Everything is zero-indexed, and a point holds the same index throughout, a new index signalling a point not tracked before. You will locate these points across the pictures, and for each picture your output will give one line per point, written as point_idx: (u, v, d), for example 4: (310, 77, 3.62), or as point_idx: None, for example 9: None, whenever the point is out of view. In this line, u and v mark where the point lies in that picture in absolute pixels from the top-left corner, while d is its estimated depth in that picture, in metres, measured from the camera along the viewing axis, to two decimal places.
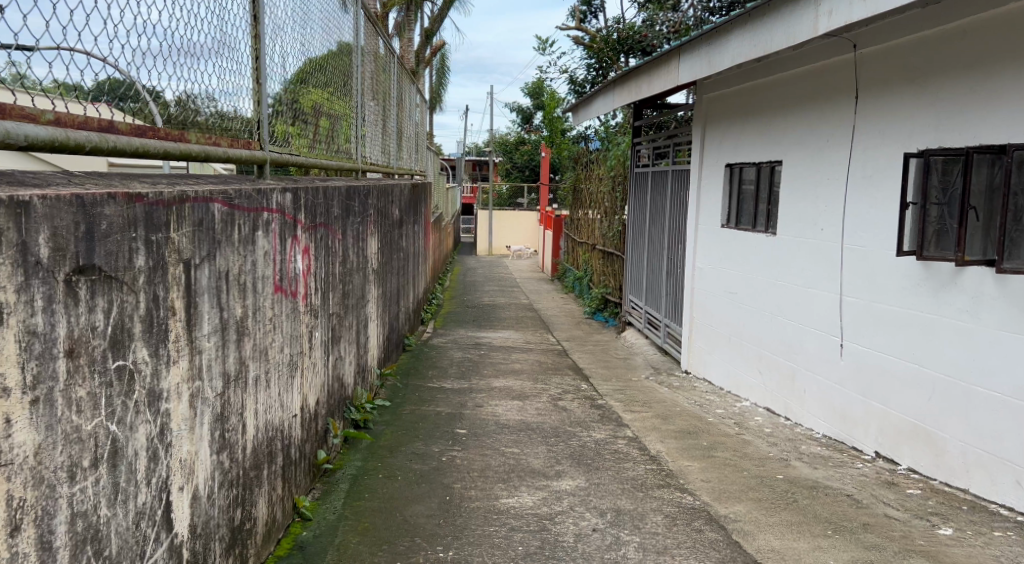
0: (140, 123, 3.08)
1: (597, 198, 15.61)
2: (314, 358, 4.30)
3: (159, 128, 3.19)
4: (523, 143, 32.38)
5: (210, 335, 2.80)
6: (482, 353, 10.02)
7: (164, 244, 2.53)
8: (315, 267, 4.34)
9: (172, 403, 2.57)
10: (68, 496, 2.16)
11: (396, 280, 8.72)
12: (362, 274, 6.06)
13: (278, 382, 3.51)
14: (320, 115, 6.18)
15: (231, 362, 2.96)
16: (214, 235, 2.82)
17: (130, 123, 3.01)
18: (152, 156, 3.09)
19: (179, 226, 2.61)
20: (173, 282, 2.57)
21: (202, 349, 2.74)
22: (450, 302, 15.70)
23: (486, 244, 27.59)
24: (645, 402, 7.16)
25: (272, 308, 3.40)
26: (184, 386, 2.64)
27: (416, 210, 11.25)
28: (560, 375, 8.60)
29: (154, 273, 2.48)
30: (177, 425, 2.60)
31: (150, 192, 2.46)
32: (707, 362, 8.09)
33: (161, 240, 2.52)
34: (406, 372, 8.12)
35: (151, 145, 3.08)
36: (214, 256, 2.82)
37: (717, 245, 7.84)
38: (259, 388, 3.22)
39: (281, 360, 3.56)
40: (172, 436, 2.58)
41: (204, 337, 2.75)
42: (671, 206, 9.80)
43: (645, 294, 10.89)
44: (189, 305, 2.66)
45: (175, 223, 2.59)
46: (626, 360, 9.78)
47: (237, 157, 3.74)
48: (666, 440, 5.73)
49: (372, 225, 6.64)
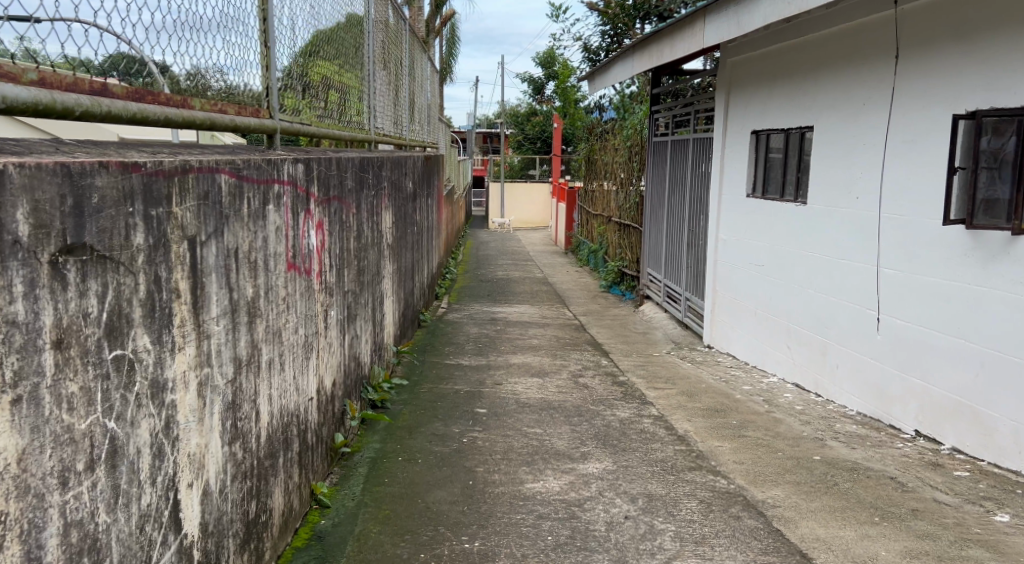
0: (138, 87, 2.85)
1: (612, 169, 15.36)
2: (330, 338, 4.11)
3: (159, 93, 2.97)
4: (535, 115, 32.05)
5: (219, 317, 2.61)
6: (498, 328, 9.83)
7: (165, 219, 2.33)
8: (329, 243, 4.13)
9: (179, 393, 2.39)
10: (60, 504, 1.97)
11: (410, 254, 8.52)
12: (377, 250, 5.86)
13: (293, 365, 3.32)
14: (330, 84, 5.95)
15: (243, 346, 2.78)
16: (222, 211, 2.61)
17: (126, 87, 2.79)
18: (151, 124, 2.88)
19: (182, 200, 2.41)
20: (177, 261, 2.37)
21: (210, 334, 2.54)
22: (463, 277, 15.50)
23: (498, 217, 27.33)
24: (668, 379, 6.96)
25: (286, 288, 3.20)
26: (191, 373, 2.46)
27: (429, 182, 11.01)
28: (579, 351, 8.40)
29: (154, 252, 2.28)
30: (183, 417, 2.41)
31: (148, 161, 2.25)
32: (731, 337, 7.87)
33: (163, 215, 2.32)
34: (423, 349, 7.94)
35: (149, 111, 2.85)
36: (223, 231, 2.62)
37: (743, 215, 7.60)
38: (273, 372, 3.04)
39: (296, 341, 3.36)
40: (178, 430, 2.40)
41: (212, 320, 2.56)
42: (691, 176, 9.55)
43: (664, 267, 10.66)
44: (195, 287, 2.47)
45: (178, 197, 2.38)
46: (646, 335, 9.57)
47: (244, 126, 3.53)
48: (693, 419, 5.54)
49: (387, 199, 6.43)
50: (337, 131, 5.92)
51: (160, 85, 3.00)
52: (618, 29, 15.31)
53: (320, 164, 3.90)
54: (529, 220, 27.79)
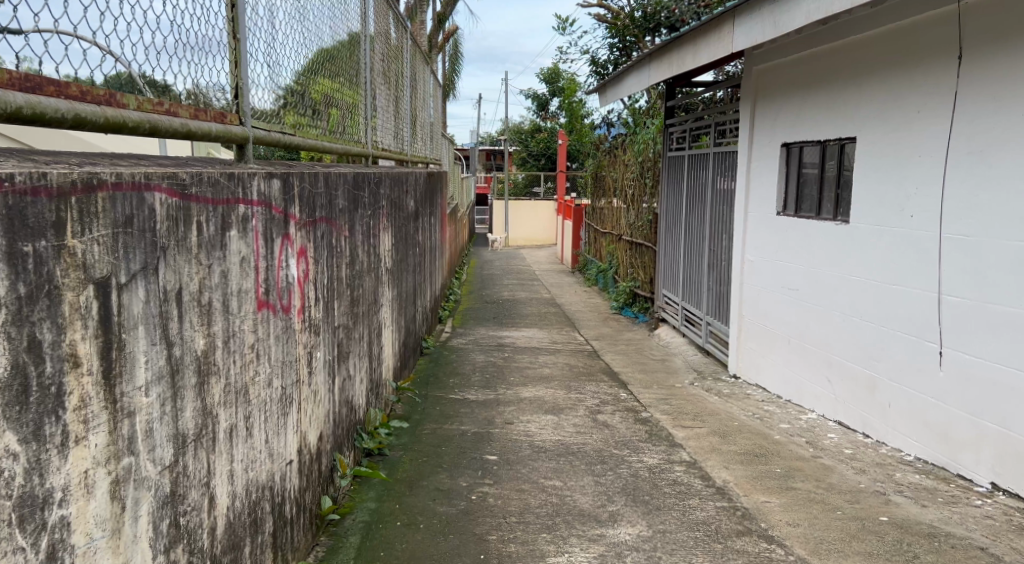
0: (35, 72, 2.22)
1: (621, 186, 14.80)
2: (315, 385, 3.50)
3: (68, 83, 2.33)
4: (539, 132, 31.61)
5: (150, 387, 2.19)
6: (506, 355, 9.21)
7: (51, 257, 1.90)
8: (314, 273, 3.52)
9: (74, 504, 1.96)
10: None
11: (411, 278, 7.91)
12: (374, 275, 5.24)
13: (264, 426, 2.80)
14: (331, 98, 5.36)
15: (189, 419, 2.36)
16: (154, 239, 2.21)
17: (15, 72, 2.17)
18: (45, 121, 2.24)
19: (83, 230, 1.99)
20: (72, 315, 1.95)
21: (134, 411, 2.14)
22: (468, 298, 14.87)
23: (502, 235, 26.74)
24: (695, 416, 6.34)
25: (254, 333, 2.70)
26: (98, 470, 2.03)
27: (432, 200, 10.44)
28: (594, 382, 7.78)
29: (28, 306, 1.84)
30: (83, 531, 1.99)
31: (17, 176, 1.83)
32: (761, 369, 7.26)
33: (46, 251, 1.89)
34: (426, 381, 7.32)
35: (45, 104, 2.23)
36: (154, 267, 2.21)
37: (771, 235, 7.00)
38: (236, 442, 2.60)
39: (270, 397, 2.85)
40: (73, 553, 1.97)
41: (138, 392, 2.15)
42: (711, 191, 8.96)
43: (682, 289, 10.06)
44: (106, 349, 2.05)
45: (75, 224, 1.96)
46: (665, 363, 8.94)
47: (199, 131, 2.89)
48: (731, 467, 4.92)
49: (385, 217, 5.81)
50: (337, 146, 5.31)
51: (82, 77, 2.38)
52: (627, 41, 14.78)
53: (301, 179, 3.30)
54: (534, 238, 27.21)
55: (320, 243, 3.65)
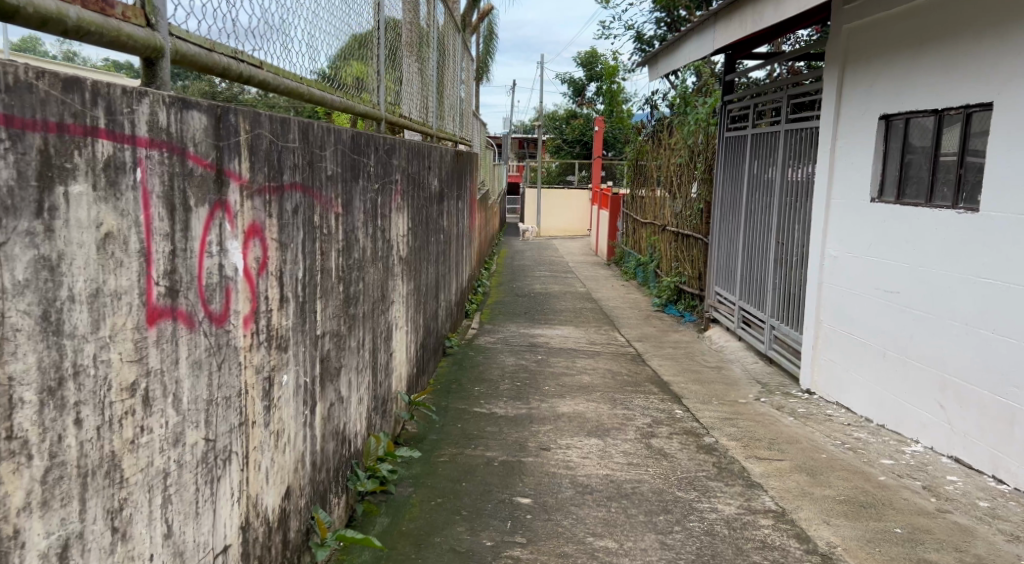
0: None
1: (666, 172, 13.65)
2: (263, 424, 2.51)
3: None
4: (575, 117, 30.42)
5: None
6: (539, 357, 8.14)
7: None
8: (269, 262, 2.54)
9: None
10: None
11: (433, 268, 6.86)
12: (381, 262, 4.19)
13: (152, 516, 2.03)
14: (357, 53, 4.31)
15: None
16: None
17: None
18: None
19: None
20: None
21: None
22: (497, 290, 13.81)
23: (535, 224, 25.62)
24: (771, 445, 5.25)
25: (135, 371, 1.95)
26: None
27: (460, 182, 9.39)
28: (643, 394, 6.70)
29: None
30: None
31: None
32: (845, 385, 6.21)
33: None
34: (447, 390, 6.31)
35: None
36: None
37: (863, 226, 5.94)
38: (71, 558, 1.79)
39: (166, 466, 2.07)
40: None
41: None
42: (780, 176, 7.82)
43: (740, 287, 8.95)
44: None
45: None
46: (721, 372, 7.85)
47: (20, 6, 1.77)
48: (834, 523, 3.84)
49: (400, 194, 4.77)
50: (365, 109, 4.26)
51: None
52: (676, 15, 13.61)
53: (230, 115, 2.29)
54: (568, 228, 26.07)
55: (288, 219, 2.65)
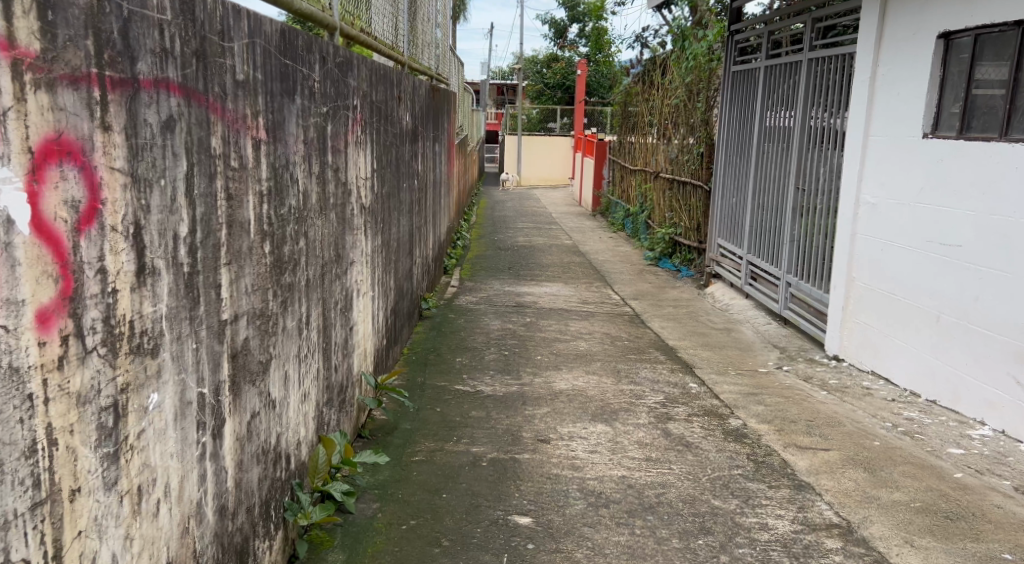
0: None
1: (659, 113, 12.67)
2: (99, 480, 1.62)
3: None
4: (556, 61, 29.17)
5: None
6: (527, 320, 7.25)
7: None
8: (101, 212, 1.60)
9: None
10: None
11: (406, 219, 5.91)
12: (334, 207, 3.24)
13: None
14: None
15: None
16: None
17: None
18: None
19: None
20: None
21: None
22: (477, 244, 12.86)
23: (515, 173, 24.59)
24: (811, 430, 4.40)
25: None
26: None
27: (436, 122, 8.41)
28: (648, 363, 5.84)
29: None
30: None
31: None
32: (885, 353, 5.41)
33: None
34: (423, 363, 5.42)
35: None
36: None
37: (914, 168, 5.09)
38: None
39: None
40: None
41: None
42: (801, 111, 6.90)
43: (749, 239, 8.08)
44: None
45: None
46: (731, 335, 7.01)
47: None
48: (921, 545, 3.01)
49: (361, 124, 3.82)
50: (315, 10, 3.27)
51: None
52: None
53: None
54: (548, 177, 25.05)
55: (144, 136, 1.71)
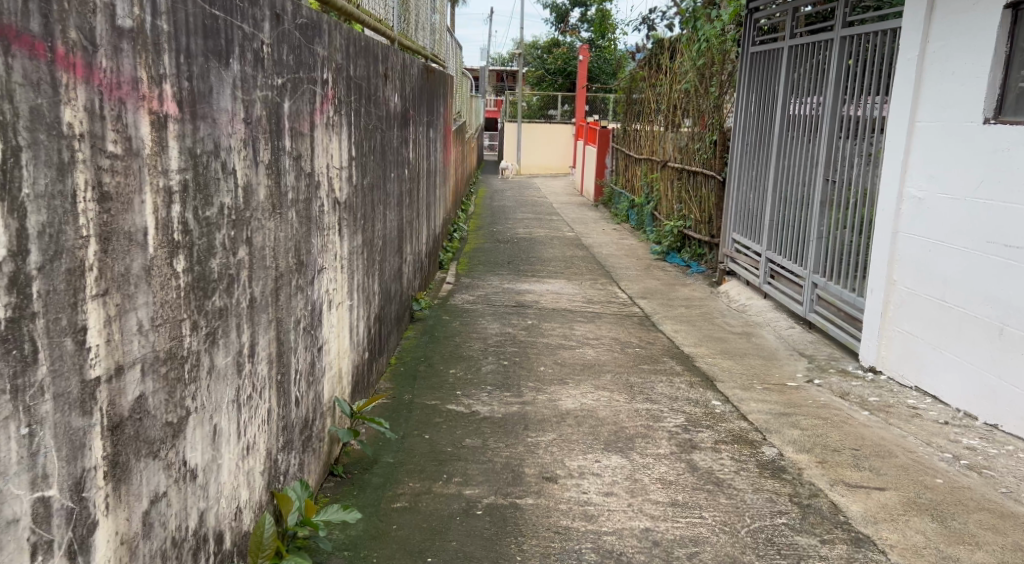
0: None
1: (667, 99, 12.02)
2: None
3: None
4: (558, 46, 28.46)
5: None
6: (529, 323, 6.65)
7: None
8: None
9: None
10: None
11: (395, 213, 5.30)
12: (295, 202, 2.63)
13: None
14: None
15: None
16: None
17: None
18: None
19: None
20: None
21: None
22: (475, 236, 12.21)
23: (514, 161, 23.90)
24: (858, 463, 3.80)
25: None
26: None
27: (432, 106, 7.78)
28: (664, 375, 5.23)
29: None
30: None
31: None
32: (931, 366, 4.83)
33: None
34: (411, 377, 4.81)
35: None
36: None
37: (974, 157, 4.53)
38: None
39: None
40: None
41: None
42: (832, 94, 6.29)
43: (768, 234, 7.45)
44: None
45: None
46: (752, 341, 6.40)
47: None
48: None
49: (334, 103, 3.21)
50: None
51: None
52: None
53: None
54: (548, 165, 24.38)
55: None
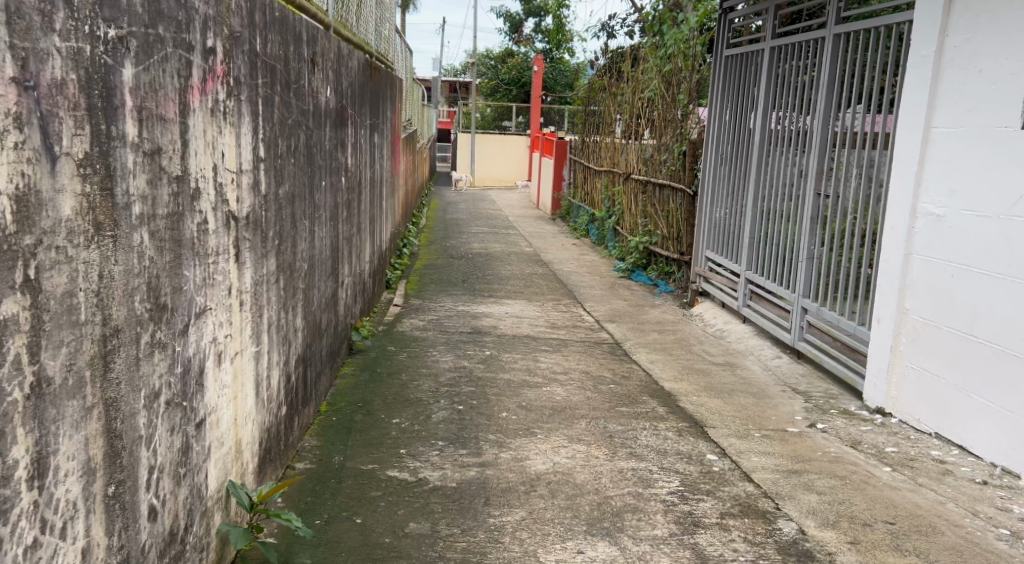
0: None
1: (629, 108, 11.33)
2: None
3: None
4: (512, 57, 27.78)
5: None
6: (487, 354, 5.81)
7: None
8: None
9: None
10: None
11: (325, 232, 4.40)
12: (148, 217, 1.77)
13: None
14: None
15: None
16: None
17: None
18: None
19: None
20: None
21: None
22: (426, 252, 11.33)
23: (467, 173, 23.06)
24: (900, 542, 3.05)
25: None
26: None
27: (374, 109, 6.89)
28: (647, 419, 4.43)
29: None
30: None
31: None
32: (955, 412, 4.11)
33: None
34: (345, 431, 3.95)
35: None
36: None
37: (1013, 167, 3.82)
38: None
39: None
40: None
41: None
42: (822, 97, 5.54)
43: (746, 253, 6.67)
44: None
45: None
46: (739, 372, 5.64)
47: None
48: None
49: (225, 80, 2.36)
50: None
51: None
52: None
53: None
54: (502, 177, 23.56)
55: None
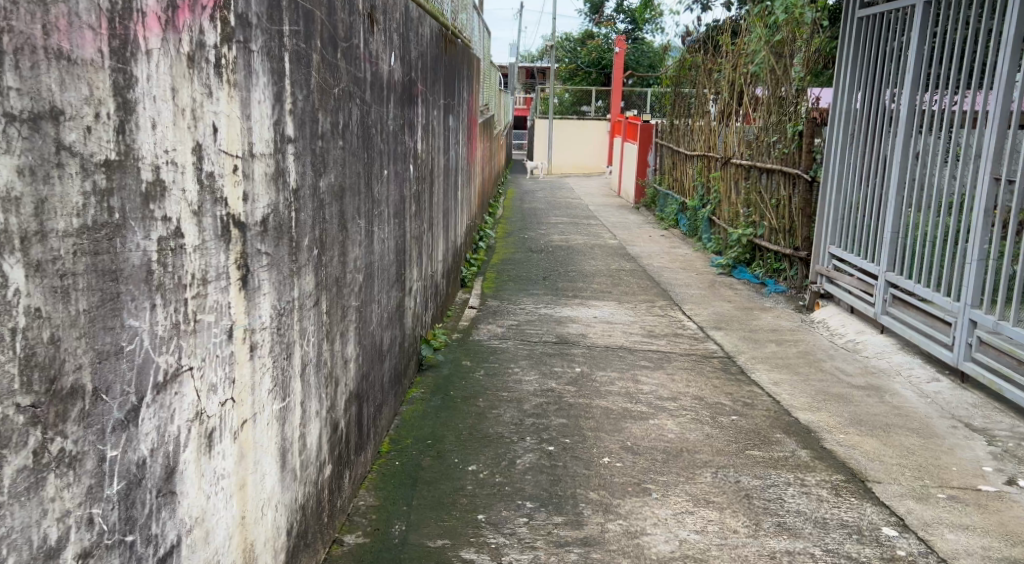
0: None
1: (728, 86, 10.22)
2: None
3: None
4: (592, 38, 26.66)
5: None
6: (578, 372, 4.93)
7: None
8: None
9: None
10: None
11: (389, 231, 3.58)
12: (26, 239, 1.05)
13: None
14: None
15: None
16: None
17: None
18: None
19: None
20: None
21: None
22: (503, 245, 10.49)
23: (545, 160, 22.14)
24: None
25: None
26: None
27: (450, 86, 6.06)
28: (788, 469, 3.49)
29: None
30: None
31: None
32: None
33: None
34: (408, 484, 3.12)
35: None
36: None
37: None
38: None
39: None
40: None
41: None
42: (1006, 58, 4.46)
43: (887, 250, 5.62)
44: None
45: None
46: (888, 399, 4.62)
47: None
48: None
49: (216, 15, 1.54)
50: None
51: None
52: None
53: None
54: (582, 163, 22.54)
55: None
